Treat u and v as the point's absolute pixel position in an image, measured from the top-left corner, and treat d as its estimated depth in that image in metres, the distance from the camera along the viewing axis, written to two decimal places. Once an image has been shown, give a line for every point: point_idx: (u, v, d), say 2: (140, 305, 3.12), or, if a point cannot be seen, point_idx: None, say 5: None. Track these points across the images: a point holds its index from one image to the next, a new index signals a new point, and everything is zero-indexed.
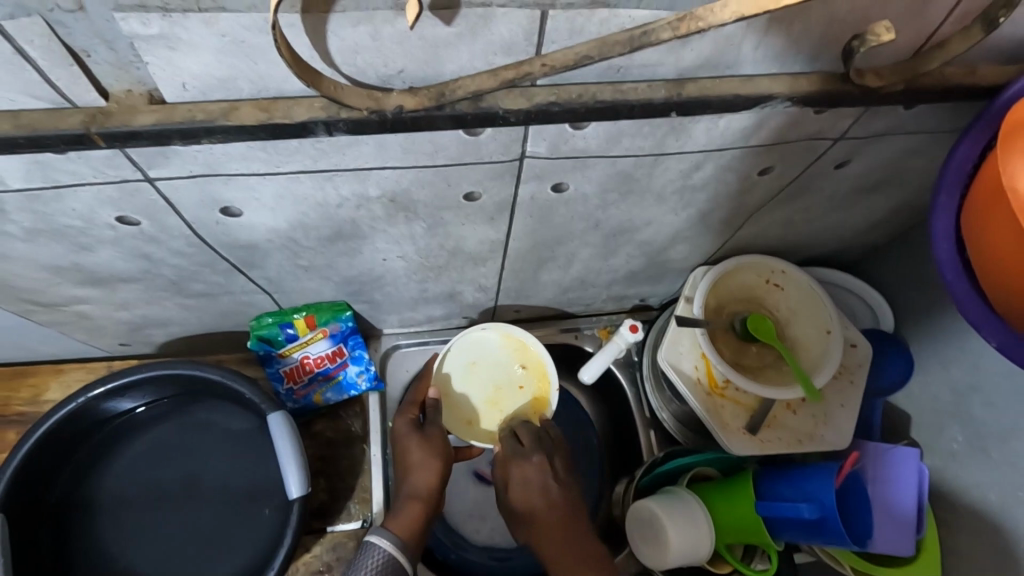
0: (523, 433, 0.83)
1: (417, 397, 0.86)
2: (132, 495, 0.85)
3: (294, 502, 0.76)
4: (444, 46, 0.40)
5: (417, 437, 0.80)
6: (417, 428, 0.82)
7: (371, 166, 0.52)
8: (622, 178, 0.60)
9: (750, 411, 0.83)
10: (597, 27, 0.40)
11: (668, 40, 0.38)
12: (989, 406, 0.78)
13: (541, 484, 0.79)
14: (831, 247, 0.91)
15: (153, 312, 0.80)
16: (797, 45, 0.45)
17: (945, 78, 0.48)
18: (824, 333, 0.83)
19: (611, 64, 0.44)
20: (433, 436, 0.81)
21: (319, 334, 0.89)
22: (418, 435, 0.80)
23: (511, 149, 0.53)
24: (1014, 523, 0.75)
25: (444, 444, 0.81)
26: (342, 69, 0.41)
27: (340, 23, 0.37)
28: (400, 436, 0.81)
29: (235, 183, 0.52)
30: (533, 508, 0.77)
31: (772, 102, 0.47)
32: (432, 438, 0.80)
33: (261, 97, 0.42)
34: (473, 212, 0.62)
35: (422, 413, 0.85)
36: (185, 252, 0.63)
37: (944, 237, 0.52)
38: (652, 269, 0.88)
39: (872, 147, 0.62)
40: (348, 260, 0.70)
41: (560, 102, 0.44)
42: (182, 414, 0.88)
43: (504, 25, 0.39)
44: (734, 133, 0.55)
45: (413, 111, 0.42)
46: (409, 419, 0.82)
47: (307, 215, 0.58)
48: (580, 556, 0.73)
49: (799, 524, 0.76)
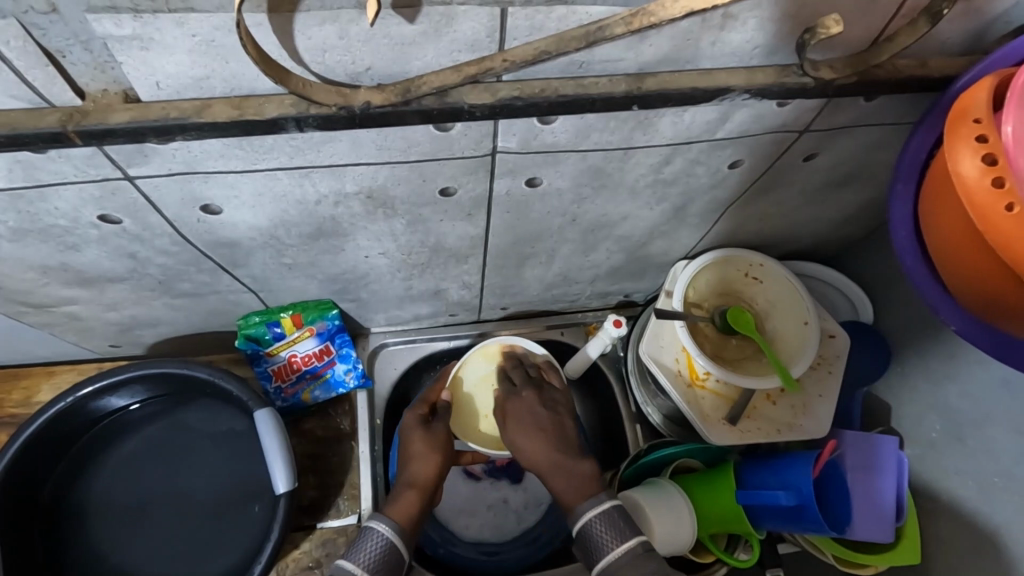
0: (513, 373, 0.86)
1: (428, 398, 0.88)
2: (123, 494, 0.86)
3: (281, 498, 0.77)
4: (408, 43, 0.41)
5: (422, 431, 0.82)
6: (422, 423, 0.83)
7: (346, 163, 0.53)
8: (594, 172, 0.61)
9: (730, 402, 0.84)
10: (555, 24, 0.41)
11: (622, 35, 0.40)
12: (964, 393, 0.79)
13: (539, 415, 0.79)
14: (810, 241, 0.93)
15: (141, 312, 0.82)
16: (753, 39, 0.46)
17: (898, 70, 0.50)
18: (802, 324, 0.84)
19: (572, 60, 0.45)
20: (438, 432, 0.83)
21: (306, 333, 0.90)
22: (422, 429, 0.82)
23: (482, 145, 0.54)
24: (990, 510, 0.76)
25: (448, 440, 0.83)
26: (311, 67, 0.42)
27: (305, 22, 0.39)
28: (406, 429, 0.83)
29: (215, 181, 0.53)
30: (533, 435, 0.78)
31: (730, 95, 0.49)
32: (437, 433, 0.83)
33: (234, 95, 0.43)
34: (450, 208, 0.64)
35: (433, 413, 0.87)
36: (170, 251, 0.64)
37: (902, 225, 0.53)
38: (633, 264, 0.89)
39: (838, 140, 0.64)
40: (331, 257, 0.71)
41: (523, 97, 0.46)
42: (172, 413, 0.89)
43: (465, 23, 0.40)
44: (700, 126, 0.56)
45: (381, 107, 0.44)
46: (416, 414, 0.84)
47: (287, 212, 0.59)
48: (581, 479, 0.73)
49: (780, 512, 0.77)
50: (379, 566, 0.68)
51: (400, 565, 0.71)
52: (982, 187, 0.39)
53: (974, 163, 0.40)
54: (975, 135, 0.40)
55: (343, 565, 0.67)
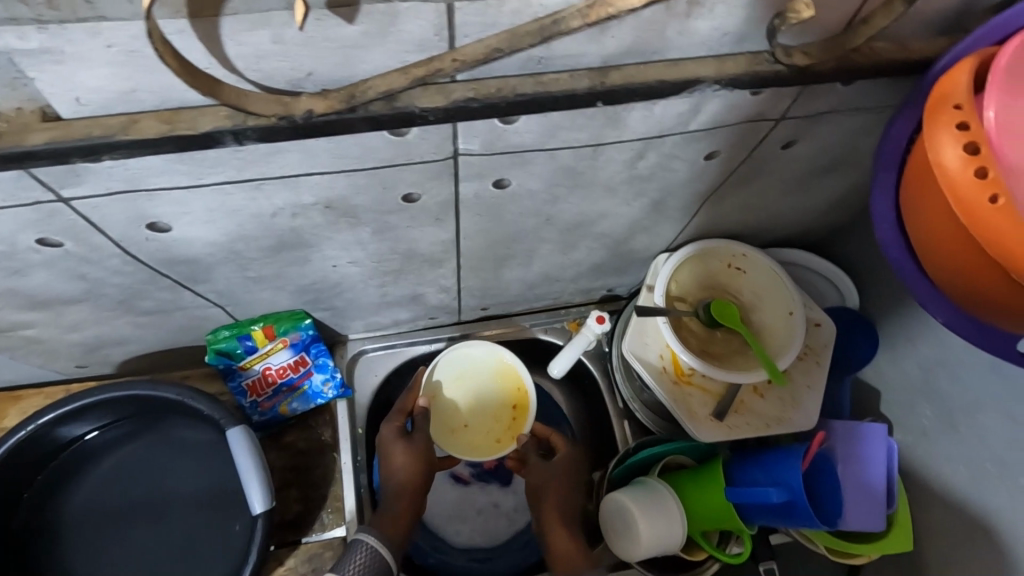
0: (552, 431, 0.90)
1: (406, 404, 0.84)
2: (97, 521, 0.83)
3: (258, 518, 0.74)
4: (352, 46, 0.38)
5: (403, 446, 0.79)
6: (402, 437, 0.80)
7: (299, 173, 0.50)
8: (566, 172, 0.58)
9: (717, 398, 0.82)
10: (508, 19, 0.38)
11: (579, 29, 0.37)
12: (954, 379, 0.78)
13: (562, 481, 0.83)
14: (795, 228, 0.90)
15: (104, 332, 0.78)
16: (724, 26, 0.43)
17: (875, 53, 0.47)
18: (787, 315, 0.82)
19: (529, 56, 0.42)
20: (420, 442, 0.81)
21: (279, 344, 0.87)
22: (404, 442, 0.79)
23: (443, 148, 0.51)
24: (983, 497, 0.75)
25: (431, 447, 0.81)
26: (245, 75, 0.39)
27: (234, 26, 0.35)
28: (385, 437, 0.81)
29: (159, 199, 0.50)
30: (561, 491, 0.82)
31: (700, 86, 0.45)
32: (420, 441, 0.80)
33: (164, 108, 0.40)
34: (417, 214, 0.61)
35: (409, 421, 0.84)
36: (122, 271, 0.61)
37: (885, 219, 0.50)
38: (615, 260, 0.86)
39: (818, 127, 0.61)
40: (298, 268, 0.68)
41: (479, 98, 0.42)
42: (143, 434, 0.86)
43: (412, 21, 0.37)
44: (672, 119, 0.53)
45: (325, 115, 0.40)
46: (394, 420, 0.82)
47: (242, 226, 0.56)
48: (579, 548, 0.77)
49: (768, 508, 0.75)
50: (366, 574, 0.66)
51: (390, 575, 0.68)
52: (966, 178, 0.36)
53: (955, 152, 0.37)
54: (957, 122, 0.37)
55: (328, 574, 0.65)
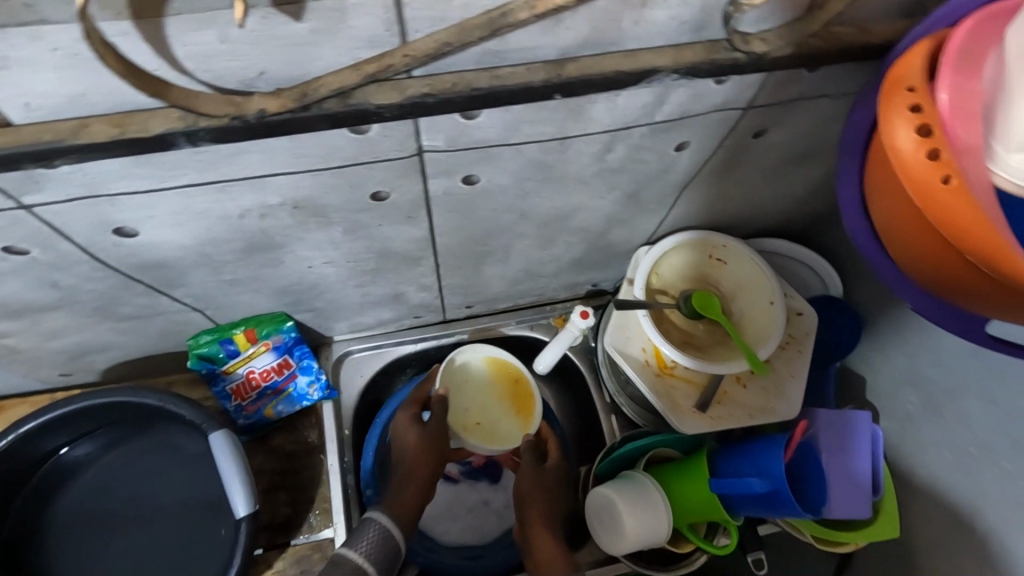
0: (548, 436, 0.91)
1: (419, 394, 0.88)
2: (83, 529, 0.83)
3: (242, 521, 0.74)
4: (302, 43, 0.38)
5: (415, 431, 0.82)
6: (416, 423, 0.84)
7: (262, 174, 0.50)
8: (535, 166, 0.58)
9: (700, 389, 0.82)
10: (458, 13, 0.38)
11: (527, 21, 0.37)
12: (937, 365, 0.77)
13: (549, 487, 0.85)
14: (777, 218, 0.90)
15: (84, 340, 0.78)
16: (680, 14, 0.43)
17: (836, 38, 0.46)
18: (768, 305, 0.82)
19: (484, 49, 0.42)
20: (432, 430, 0.83)
21: (261, 348, 0.87)
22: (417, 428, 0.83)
23: (407, 145, 0.51)
24: (968, 482, 0.74)
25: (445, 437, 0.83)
26: (196, 76, 0.39)
27: (179, 26, 0.35)
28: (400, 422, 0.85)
29: (123, 204, 0.49)
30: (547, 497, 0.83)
31: (658, 76, 0.45)
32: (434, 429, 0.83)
33: (116, 112, 0.40)
34: (387, 212, 0.60)
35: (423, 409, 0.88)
36: (94, 278, 0.61)
37: (851, 204, 0.50)
38: (596, 254, 0.86)
39: (789, 114, 0.61)
40: (273, 270, 0.68)
41: (434, 94, 0.42)
42: (129, 442, 0.86)
43: (360, 17, 0.37)
44: (637, 111, 0.53)
45: (278, 114, 0.40)
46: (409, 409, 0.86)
47: (211, 229, 0.56)
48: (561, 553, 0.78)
49: (752, 498, 0.75)
50: (376, 553, 0.69)
51: (398, 556, 0.72)
52: (918, 160, 0.36)
53: (908, 135, 0.37)
54: (910, 105, 0.37)
55: (340, 550, 0.68)
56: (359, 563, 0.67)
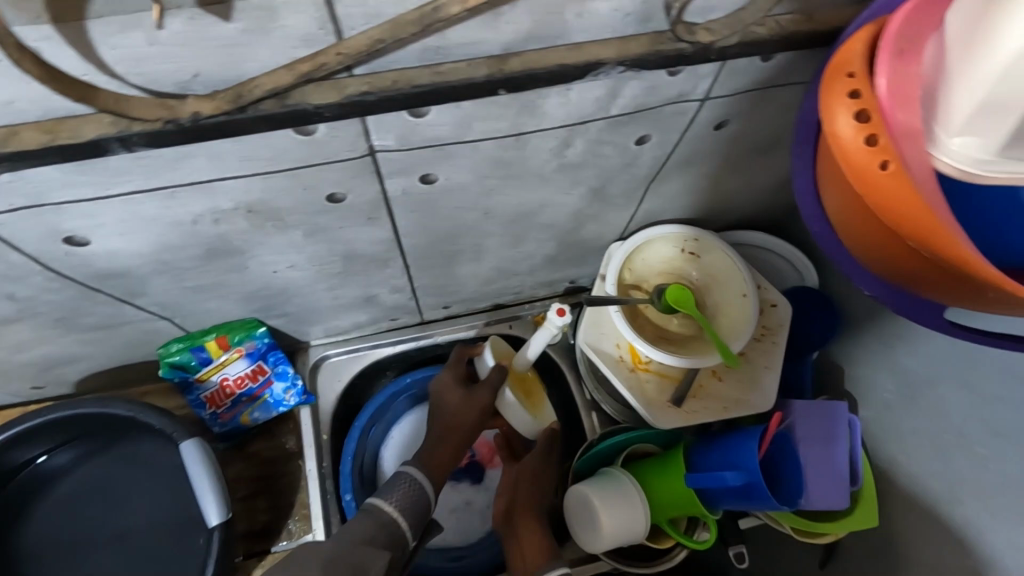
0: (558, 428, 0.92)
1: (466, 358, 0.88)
2: (56, 543, 0.82)
3: (214, 530, 0.74)
4: (234, 44, 0.37)
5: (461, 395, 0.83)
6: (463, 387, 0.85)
7: (211, 178, 0.49)
8: (492, 163, 0.58)
9: (675, 383, 0.82)
10: (392, 9, 0.38)
11: (460, 15, 0.37)
12: (910, 351, 0.77)
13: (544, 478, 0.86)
14: (752, 209, 0.89)
15: (52, 351, 0.78)
16: (623, 6, 0.43)
17: (781, 27, 0.46)
18: (741, 297, 0.82)
19: (424, 46, 0.41)
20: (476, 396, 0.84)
21: (234, 355, 0.86)
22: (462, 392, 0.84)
23: (357, 145, 0.50)
24: (943, 469, 0.74)
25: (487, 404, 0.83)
26: (128, 80, 0.38)
27: (104, 29, 0.35)
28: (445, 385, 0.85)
29: (70, 212, 0.49)
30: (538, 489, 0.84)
31: (603, 69, 0.45)
32: (476, 396, 0.83)
33: (47, 118, 0.39)
34: (347, 214, 0.60)
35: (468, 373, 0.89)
36: (52, 288, 0.60)
37: (805, 192, 0.50)
38: (569, 250, 0.86)
39: (748, 104, 0.61)
40: (236, 276, 0.67)
41: (374, 92, 0.42)
42: (102, 453, 0.85)
43: (291, 15, 0.37)
44: (591, 104, 0.53)
45: (213, 116, 0.40)
46: (454, 374, 0.86)
47: (165, 235, 0.55)
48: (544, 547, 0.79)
49: (729, 491, 0.75)
50: (407, 504, 0.71)
51: (427, 506, 0.74)
52: (857, 145, 0.36)
53: (847, 121, 0.37)
54: (850, 91, 0.37)
55: (373, 500, 0.70)
56: (392, 515, 0.69)
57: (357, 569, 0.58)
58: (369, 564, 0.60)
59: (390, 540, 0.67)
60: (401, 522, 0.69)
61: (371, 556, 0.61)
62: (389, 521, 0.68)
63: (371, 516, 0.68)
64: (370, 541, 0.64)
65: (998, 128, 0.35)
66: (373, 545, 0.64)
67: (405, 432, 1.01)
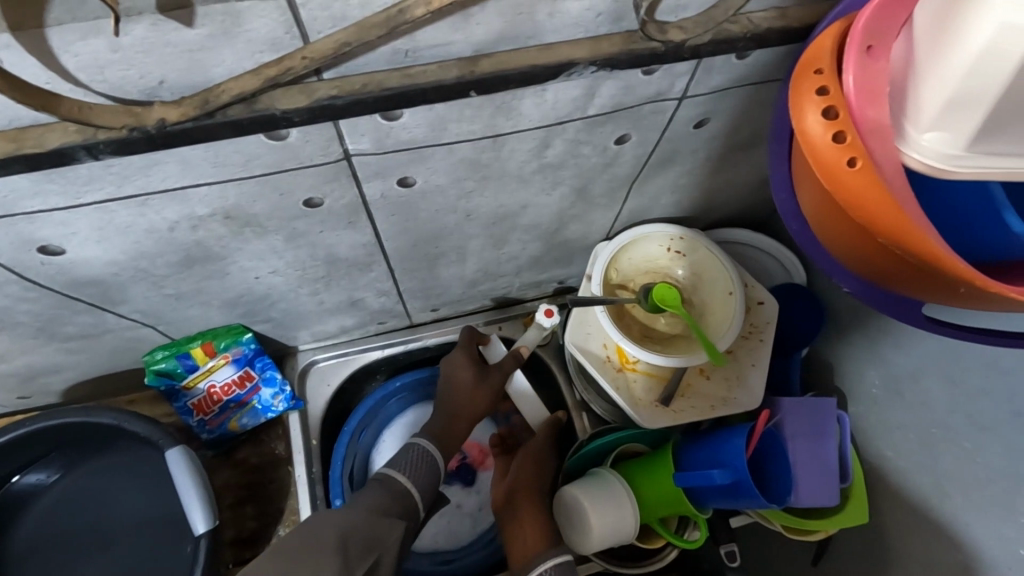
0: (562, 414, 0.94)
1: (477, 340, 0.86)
2: (43, 554, 0.82)
3: (201, 538, 0.73)
4: (197, 49, 0.37)
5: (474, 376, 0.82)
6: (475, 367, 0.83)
7: (184, 185, 0.49)
8: (469, 164, 0.57)
9: (663, 382, 0.82)
10: (357, 11, 0.37)
11: (425, 17, 0.36)
12: (896, 346, 0.77)
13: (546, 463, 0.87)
14: (738, 206, 0.89)
15: (35, 361, 0.77)
16: (594, 5, 0.42)
17: (754, 25, 0.46)
18: (726, 295, 0.82)
19: (393, 48, 0.41)
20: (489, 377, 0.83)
21: (221, 361, 0.85)
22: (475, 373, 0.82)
23: (331, 150, 0.50)
24: (928, 464, 0.73)
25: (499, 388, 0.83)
26: (93, 87, 0.38)
27: (63, 37, 0.34)
28: (457, 364, 0.83)
29: (42, 221, 0.49)
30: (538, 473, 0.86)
31: (575, 69, 0.45)
32: (490, 380, 0.82)
33: (11, 128, 0.39)
34: (325, 218, 0.60)
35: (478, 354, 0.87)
36: (29, 297, 0.60)
37: (782, 188, 0.50)
38: (555, 251, 0.86)
39: (728, 102, 0.60)
40: (217, 282, 0.67)
41: (343, 96, 0.41)
42: (87, 462, 0.85)
43: (255, 19, 0.36)
44: (567, 104, 0.52)
45: (179, 123, 0.39)
46: (467, 355, 0.83)
47: (140, 243, 0.55)
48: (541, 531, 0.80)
49: (717, 490, 0.74)
50: (419, 477, 0.72)
51: (438, 476, 0.75)
52: (825, 143, 0.36)
53: (815, 118, 0.36)
54: (817, 88, 0.37)
55: (386, 471, 0.71)
56: (406, 486, 0.70)
57: (373, 539, 0.60)
58: (385, 536, 0.61)
59: (403, 509, 0.68)
60: (414, 495, 0.70)
61: (387, 528, 0.63)
62: (403, 494, 0.69)
63: (384, 488, 0.69)
64: (383, 511, 0.65)
65: (965, 124, 0.35)
66: (388, 515, 0.65)
67: (397, 434, 1.00)
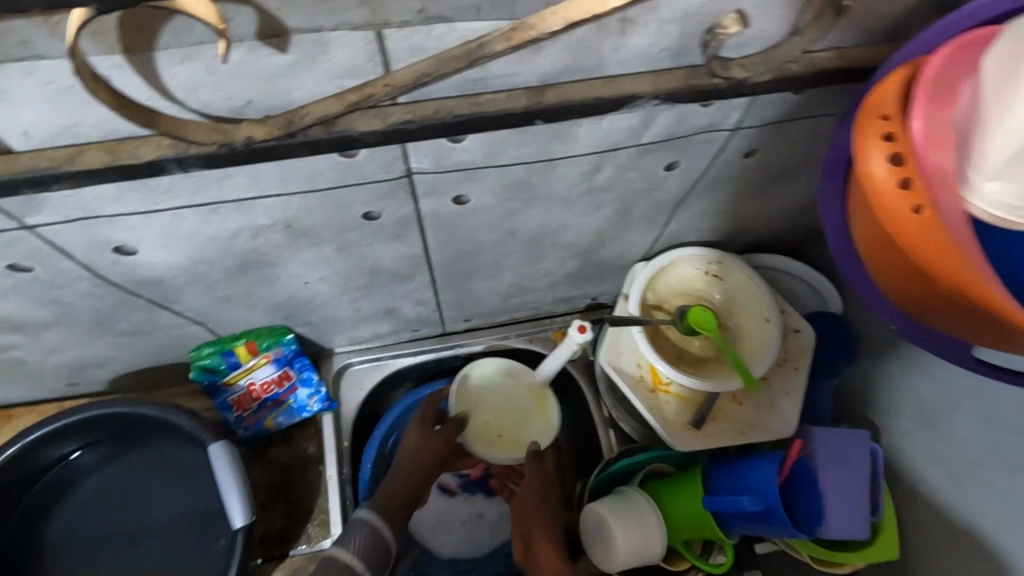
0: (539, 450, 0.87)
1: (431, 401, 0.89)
2: (82, 538, 0.85)
3: (238, 533, 0.76)
4: (282, 73, 0.39)
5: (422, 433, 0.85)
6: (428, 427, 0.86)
7: (252, 196, 0.51)
8: (520, 186, 0.59)
9: (695, 406, 0.82)
10: (435, 43, 0.39)
11: (504, 52, 0.38)
12: (933, 382, 0.76)
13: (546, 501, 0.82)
14: (775, 231, 0.89)
15: (88, 352, 0.80)
16: (658, 41, 0.44)
17: (814, 64, 0.47)
18: (763, 321, 0.82)
19: (465, 78, 0.43)
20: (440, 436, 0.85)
21: (262, 360, 0.88)
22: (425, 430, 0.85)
23: (394, 168, 0.52)
24: (962, 503, 0.73)
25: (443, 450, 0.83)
26: (186, 105, 0.40)
27: (167, 60, 0.37)
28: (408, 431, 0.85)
29: (120, 224, 0.51)
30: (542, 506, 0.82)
31: (638, 101, 0.46)
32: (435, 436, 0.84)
33: (108, 139, 0.41)
34: (378, 231, 0.62)
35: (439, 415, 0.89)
36: (95, 294, 0.63)
37: (834, 224, 0.51)
38: (591, 269, 0.87)
39: (774, 134, 0.61)
40: (267, 286, 0.69)
41: (417, 120, 0.43)
42: (129, 452, 0.88)
43: (340, 49, 0.38)
44: (622, 133, 0.54)
45: (264, 141, 0.42)
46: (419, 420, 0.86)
47: (203, 248, 0.57)
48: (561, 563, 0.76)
49: (744, 515, 0.74)
50: (366, 552, 0.72)
51: (390, 551, 0.74)
52: (889, 187, 0.37)
53: (880, 161, 0.38)
54: (883, 133, 0.38)
55: (332, 549, 0.71)
56: (349, 563, 0.70)
57: None
58: None
59: None
60: (357, 568, 0.70)
61: None
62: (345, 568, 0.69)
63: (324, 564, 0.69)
64: None
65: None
66: None
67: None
